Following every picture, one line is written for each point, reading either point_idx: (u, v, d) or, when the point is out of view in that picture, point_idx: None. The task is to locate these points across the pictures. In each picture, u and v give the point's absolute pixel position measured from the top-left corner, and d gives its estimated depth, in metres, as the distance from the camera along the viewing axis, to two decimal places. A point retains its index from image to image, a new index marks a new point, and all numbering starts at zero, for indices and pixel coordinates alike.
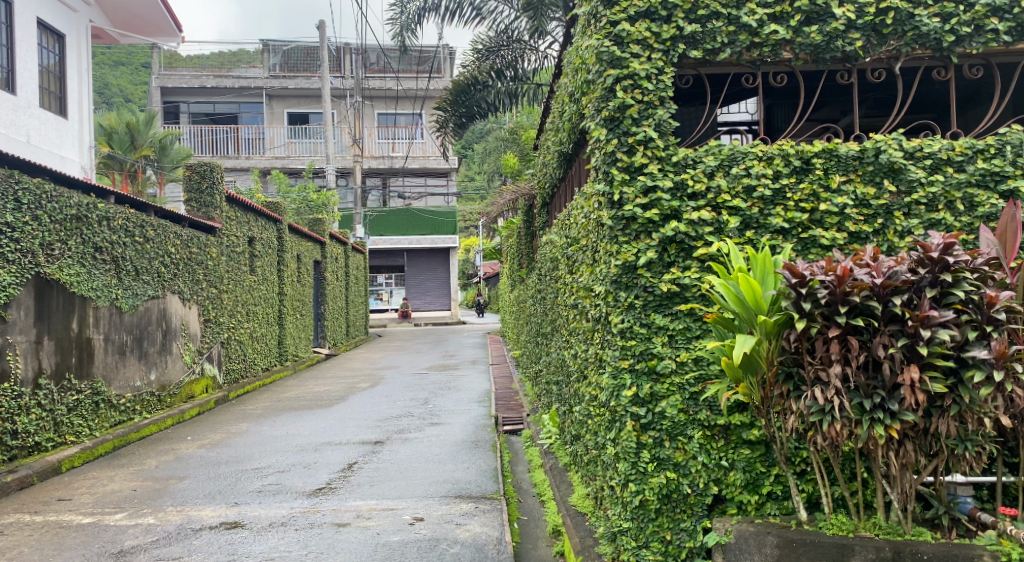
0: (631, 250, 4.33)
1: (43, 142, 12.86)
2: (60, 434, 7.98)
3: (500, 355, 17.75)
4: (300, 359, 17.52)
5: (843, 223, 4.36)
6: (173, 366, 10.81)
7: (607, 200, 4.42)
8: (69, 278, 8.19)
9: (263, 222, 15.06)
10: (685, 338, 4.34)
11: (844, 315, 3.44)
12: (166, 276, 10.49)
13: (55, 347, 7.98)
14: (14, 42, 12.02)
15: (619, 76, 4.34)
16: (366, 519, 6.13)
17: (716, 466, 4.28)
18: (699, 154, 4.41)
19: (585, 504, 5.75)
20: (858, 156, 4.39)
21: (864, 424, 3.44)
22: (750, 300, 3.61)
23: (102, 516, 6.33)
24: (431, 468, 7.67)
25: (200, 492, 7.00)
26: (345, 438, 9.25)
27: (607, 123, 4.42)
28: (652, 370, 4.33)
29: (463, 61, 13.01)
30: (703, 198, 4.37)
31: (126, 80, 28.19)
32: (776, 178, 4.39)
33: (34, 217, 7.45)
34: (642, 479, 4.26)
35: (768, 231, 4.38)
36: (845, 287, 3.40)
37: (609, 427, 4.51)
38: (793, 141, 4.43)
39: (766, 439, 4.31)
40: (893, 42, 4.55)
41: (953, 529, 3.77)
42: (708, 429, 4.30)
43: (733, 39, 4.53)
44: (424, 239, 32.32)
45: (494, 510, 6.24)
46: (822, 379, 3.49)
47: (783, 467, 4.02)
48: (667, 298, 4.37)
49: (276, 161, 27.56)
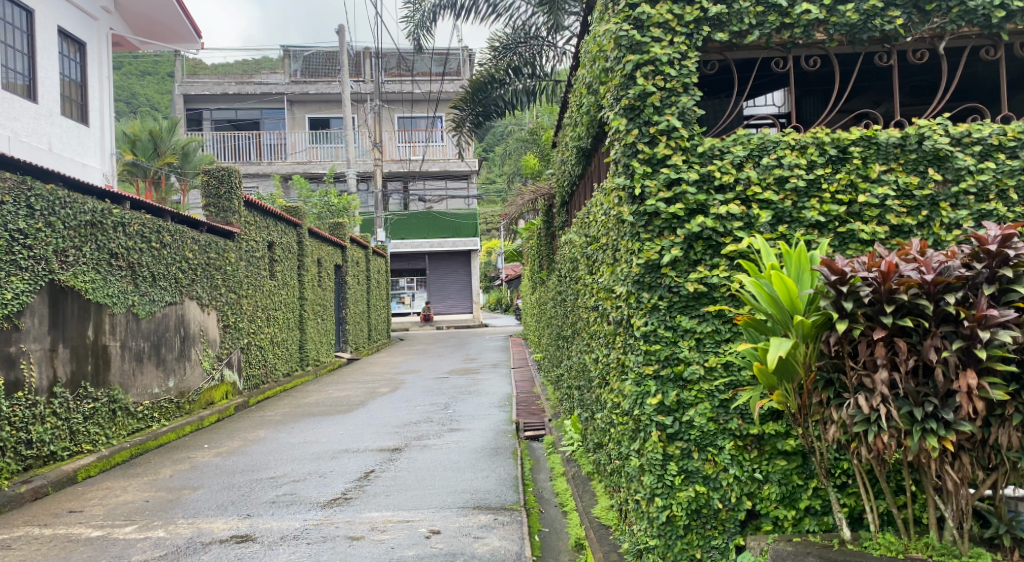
0: (654, 247, 4.04)
1: (65, 150, 12.79)
2: (76, 443, 7.84)
3: (521, 358, 17.45)
4: (321, 363, 17.36)
5: (884, 216, 4.04)
6: (192, 373, 10.67)
7: (628, 195, 4.12)
8: (84, 285, 8.04)
9: (283, 226, 14.90)
10: (714, 341, 4.05)
11: (891, 314, 3.12)
12: (184, 282, 10.35)
13: (70, 354, 7.84)
14: (35, 51, 11.97)
15: (640, 62, 4.05)
16: (381, 531, 5.88)
17: (750, 479, 3.98)
18: (726, 143, 4.12)
19: (609, 516, 5.52)
20: (900, 143, 4.07)
21: (914, 435, 3.11)
22: (785, 300, 3.31)
23: (113, 529, 6.15)
24: (450, 476, 7.42)
25: (213, 503, 6.79)
26: (364, 445, 9.04)
27: (627, 112, 4.14)
28: (678, 376, 4.05)
29: (481, 59, 12.73)
30: (731, 191, 4.08)
31: (152, 89, 28.30)
32: (811, 168, 4.08)
33: (47, 223, 7.30)
34: (669, 493, 3.99)
35: (803, 226, 4.08)
36: (891, 285, 3.09)
37: (633, 437, 4.25)
38: (828, 128, 4.14)
39: (804, 450, 4.00)
40: (937, 19, 4.22)
41: (1015, 550, 3.40)
42: (740, 439, 4.00)
43: (761, 20, 4.22)
44: (446, 242, 31.96)
45: (513, 522, 5.97)
46: (866, 386, 3.18)
47: (823, 481, 3.71)
48: (694, 298, 4.07)
49: (298, 166, 27.53)
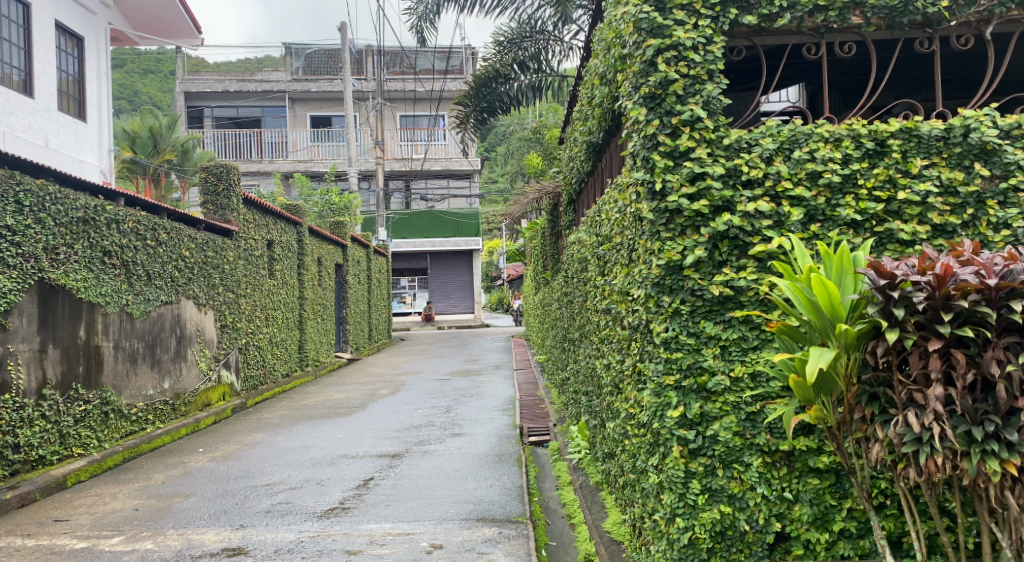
0: (675, 247, 3.73)
1: (61, 146, 12.47)
2: (67, 447, 7.53)
3: (524, 360, 17.15)
4: (321, 364, 17.06)
5: (925, 214, 3.74)
6: (188, 374, 10.37)
7: (647, 190, 3.81)
8: (75, 284, 7.73)
9: (283, 224, 14.60)
10: (740, 349, 3.74)
11: (948, 323, 2.81)
12: (180, 280, 10.03)
13: (61, 355, 7.54)
14: (32, 45, 11.64)
15: (662, 46, 3.75)
16: (380, 546, 5.57)
17: (778, 499, 3.68)
18: (755, 135, 3.82)
19: (622, 532, 5.29)
20: (943, 136, 3.77)
21: (972, 457, 2.82)
22: (825, 307, 3.02)
23: (98, 541, 5.83)
24: (452, 486, 7.09)
25: (204, 512, 6.49)
26: (364, 450, 8.73)
27: (646, 101, 3.84)
28: (701, 387, 3.74)
29: (485, 54, 12.44)
30: (760, 186, 3.78)
31: (154, 87, 28.02)
32: (846, 162, 3.79)
33: (37, 220, 6.99)
34: (691, 513, 3.67)
35: (837, 225, 3.77)
36: (947, 290, 2.79)
37: (652, 451, 3.93)
38: (864, 119, 3.84)
39: (837, 468, 3.69)
40: (983, 2, 3.92)
41: None
42: (768, 456, 3.71)
43: (793, 2, 3.92)
44: (447, 241, 31.80)
45: (520, 537, 5.64)
46: (916, 402, 2.88)
47: (863, 503, 3.40)
48: (719, 303, 3.76)
49: (298, 164, 27.11)
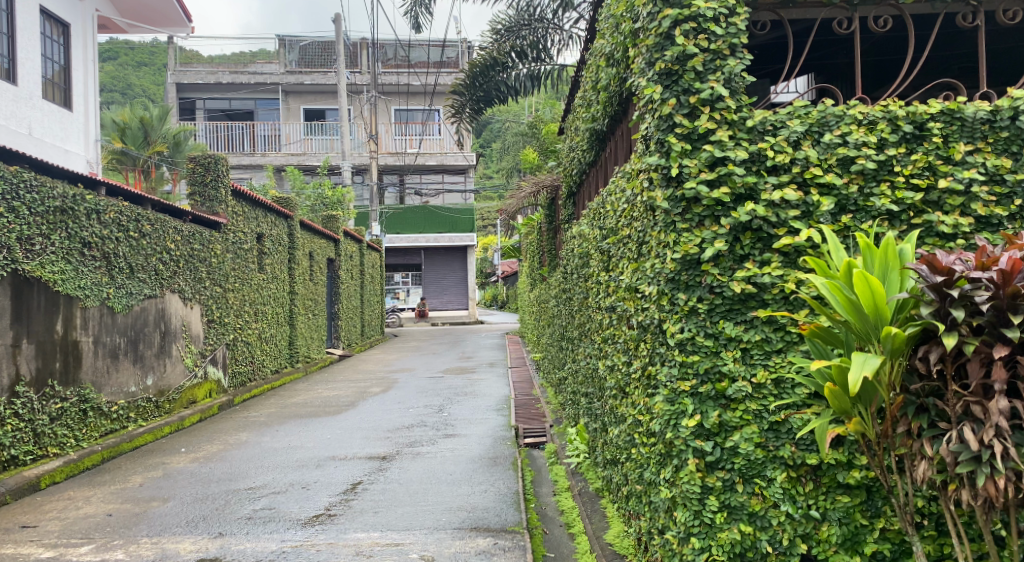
0: (693, 239, 3.38)
1: (46, 135, 12.04)
2: (41, 447, 7.13)
3: (520, 359, 16.44)
4: (312, 361, 16.65)
5: (969, 205, 3.39)
6: (173, 370, 9.98)
7: (661, 176, 3.45)
8: (52, 276, 7.34)
9: (273, 217, 14.22)
10: (763, 352, 3.38)
11: (1016, 327, 2.50)
12: (165, 274, 9.63)
13: (36, 351, 7.15)
14: (15, 30, 11.20)
15: (680, 17, 3.39)
16: (366, 557, 5.20)
17: (804, 518, 3.32)
18: (781, 117, 3.47)
19: (624, 544, 4.98)
20: (989, 119, 3.43)
21: None
22: (868, 307, 2.70)
23: (66, 549, 5.44)
24: (444, 491, 6.73)
25: (182, 518, 6.11)
26: (352, 451, 8.36)
27: (662, 79, 3.48)
28: (720, 394, 3.38)
29: (482, 41, 11.97)
30: (786, 172, 3.43)
31: (147, 80, 27.58)
32: (880, 147, 3.44)
33: (11, 209, 6.60)
34: (708, 533, 3.32)
35: (871, 216, 3.42)
36: (1014, 287, 2.48)
37: (663, 463, 3.56)
38: (901, 100, 3.49)
39: (870, 484, 3.34)
40: None
41: None
42: (793, 470, 3.35)
43: None
44: (442, 236, 31.22)
45: (516, 548, 5.29)
46: (974, 414, 2.56)
47: (905, 524, 3.04)
48: (741, 301, 3.40)
49: (291, 157, 26.63)
